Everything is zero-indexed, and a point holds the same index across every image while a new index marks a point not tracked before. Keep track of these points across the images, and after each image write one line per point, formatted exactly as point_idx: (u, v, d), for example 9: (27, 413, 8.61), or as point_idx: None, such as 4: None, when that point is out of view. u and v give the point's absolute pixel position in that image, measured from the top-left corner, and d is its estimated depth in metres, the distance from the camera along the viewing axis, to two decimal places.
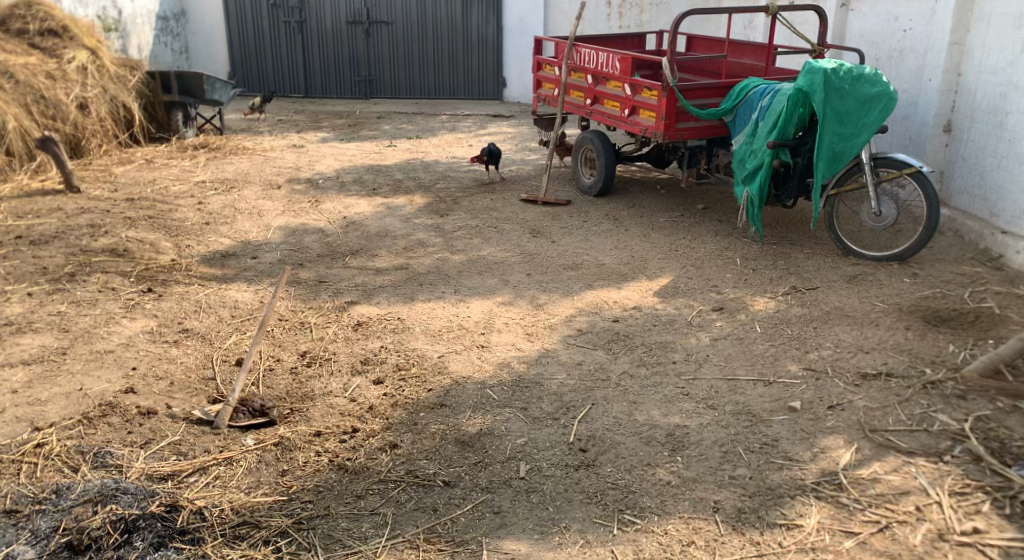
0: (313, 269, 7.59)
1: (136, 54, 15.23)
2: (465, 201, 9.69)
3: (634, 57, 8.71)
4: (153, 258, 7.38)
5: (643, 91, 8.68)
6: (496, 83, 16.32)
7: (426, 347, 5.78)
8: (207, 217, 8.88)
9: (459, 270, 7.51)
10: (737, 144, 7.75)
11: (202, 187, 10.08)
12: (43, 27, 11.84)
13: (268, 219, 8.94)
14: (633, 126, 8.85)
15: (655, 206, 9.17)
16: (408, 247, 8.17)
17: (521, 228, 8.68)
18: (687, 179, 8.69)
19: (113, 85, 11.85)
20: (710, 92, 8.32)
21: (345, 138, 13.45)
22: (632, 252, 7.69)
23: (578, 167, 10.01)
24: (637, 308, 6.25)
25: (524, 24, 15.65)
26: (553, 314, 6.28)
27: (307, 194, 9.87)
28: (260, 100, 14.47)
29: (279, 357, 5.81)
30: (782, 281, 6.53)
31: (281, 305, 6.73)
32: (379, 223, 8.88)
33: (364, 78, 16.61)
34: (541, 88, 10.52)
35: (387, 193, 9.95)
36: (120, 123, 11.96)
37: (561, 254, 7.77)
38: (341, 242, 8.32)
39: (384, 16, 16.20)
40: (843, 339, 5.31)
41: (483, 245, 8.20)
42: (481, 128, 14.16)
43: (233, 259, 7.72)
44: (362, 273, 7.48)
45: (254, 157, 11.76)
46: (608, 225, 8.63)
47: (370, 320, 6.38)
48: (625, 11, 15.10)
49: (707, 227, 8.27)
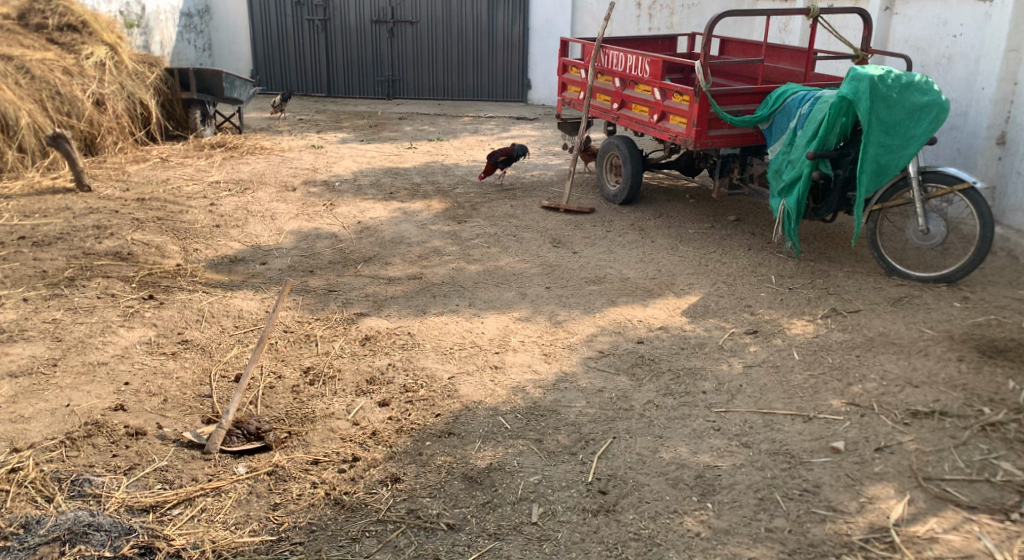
0: (323, 277, 7.26)
1: (159, 50, 15.00)
2: (485, 207, 9.32)
3: (664, 60, 8.31)
4: (157, 263, 7.05)
5: (673, 96, 8.27)
6: (520, 85, 15.98)
7: (437, 366, 5.43)
8: (218, 219, 8.57)
9: (476, 282, 7.14)
10: (773, 152, 7.36)
11: (216, 188, 9.78)
12: (61, 22, 11.61)
13: (280, 222, 8.62)
14: (662, 132, 8.46)
15: (683, 216, 8.77)
16: (423, 255, 7.82)
17: (542, 237, 8.31)
18: (718, 189, 8.27)
19: (130, 82, 11.58)
20: (746, 97, 7.92)
21: (365, 139, 13.14)
22: (659, 266, 7.30)
23: (603, 174, 9.61)
24: (663, 330, 5.85)
25: (551, 24, 15.29)
26: (574, 333, 5.89)
27: (322, 197, 9.55)
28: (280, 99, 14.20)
29: (280, 373, 5.48)
30: (819, 304, 6.11)
31: (287, 316, 6.40)
32: (395, 229, 8.53)
33: (387, 77, 16.31)
34: (565, 91, 10.13)
35: (404, 198, 9.60)
36: (137, 120, 11.66)
37: (584, 267, 7.38)
38: (355, 249, 7.98)
39: (409, 15, 15.89)
40: (890, 372, 4.90)
41: (502, 255, 7.83)
42: (504, 131, 13.81)
43: (241, 266, 7.39)
44: (374, 283, 7.13)
45: (271, 157, 11.46)
46: (634, 236, 8.25)
47: (379, 333, 6.04)
48: (656, 12, 14.69)
49: (738, 241, 7.87)
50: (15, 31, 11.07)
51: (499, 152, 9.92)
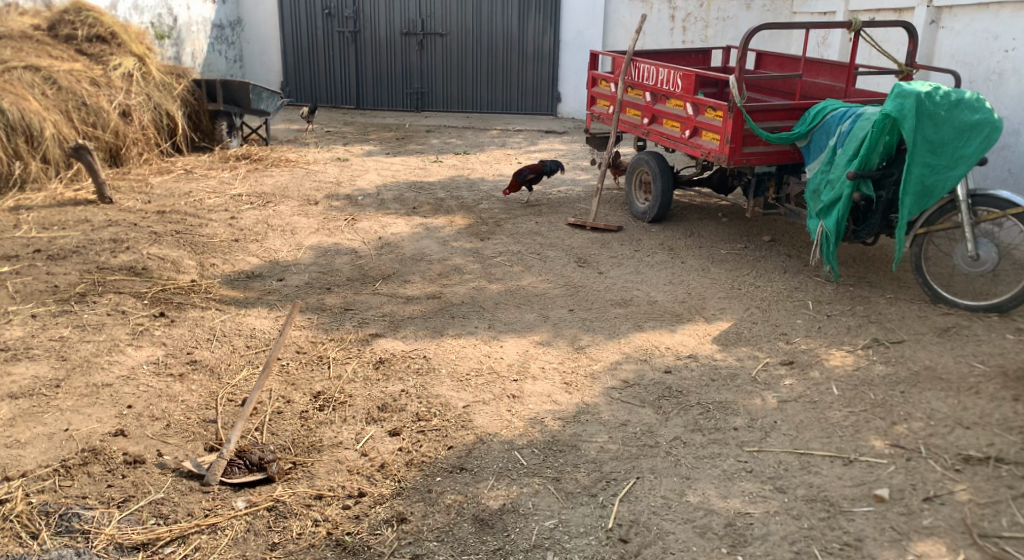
0: (339, 295, 7.06)
1: (190, 61, 14.96)
2: (510, 223, 9.07)
3: (697, 74, 8.03)
4: (172, 279, 6.85)
5: (706, 111, 7.97)
6: (550, 98, 15.76)
7: (451, 393, 5.18)
8: (237, 233, 8.40)
9: (499, 302, 6.88)
10: (812, 171, 7.14)
11: (237, 201, 9.61)
12: (90, 33, 11.34)
13: (300, 237, 8.43)
14: (694, 148, 8.16)
15: (715, 236, 8.47)
16: (444, 273, 7.58)
17: (568, 256, 8.03)
18: (752, 209, 7.95)
19: (158, 93, 11.40)
20: (781, 113, 7.59)
21: (391, 152, 12.97)
22: (690, 289, 7.01)
23: (632, 191, 9.32)
24: (693, 359, 5.56)
25: (583, 37, 15.11)
26: (597, 360, 5.62)
27: (344, 212, 9.36)
28: (308, 110, 14.07)
29: (288, 397, 5.25)
30: (860, 334, 5.82)
31: (299, 336, 6.18)
32: (416, 246, 8.30)
33: (416, 90, 16.15)
34: (595, 105, 9.86)
35: (427, 213, 9.38)
36: (163, 132, 11.48)
37: (611, 289, 7.10)
38: (375, 266, 7.76)
39: (439, 27, 15.72)
40: (938, 410, 4.59)
41: (527, 274, 7.56)
42: (532, 145, 13.59)
43: (257, 283, 7.18)
44: (391, 302, 6.89)
45: (295, 170, 11.31)
46: (663, 256, 7.95)
47: (392, 356, 5.79)
48: (689, 25, 14.40)
49: (773, 263, 7.56)
50: (45, 42, 10.78)
51: (528, 169, 9.67)
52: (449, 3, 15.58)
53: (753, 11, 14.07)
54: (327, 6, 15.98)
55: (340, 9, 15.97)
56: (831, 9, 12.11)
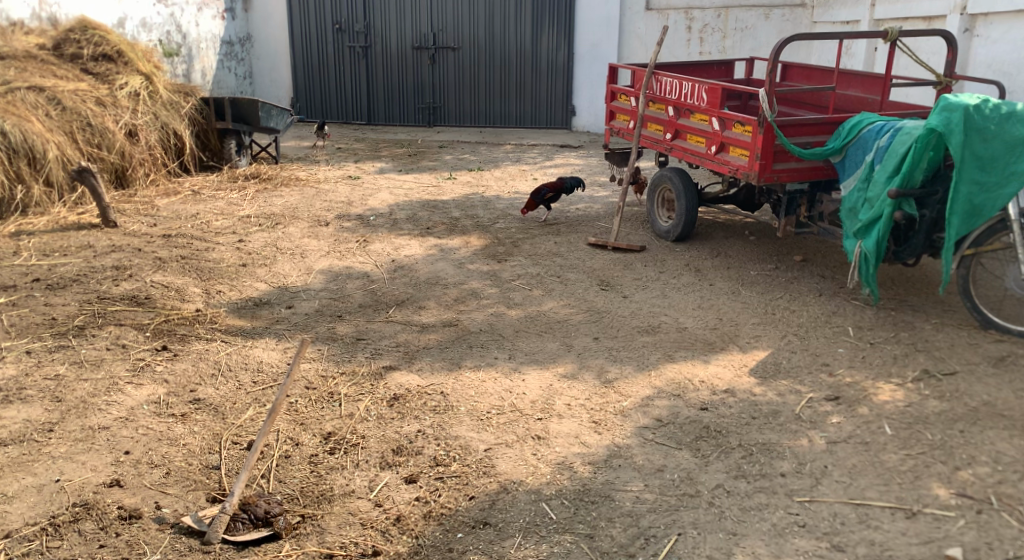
0: (351, 322, 6.73)
1: (200, 79, 14.74)
2: (527, 244, 8.73)
3: (724, 87, 7.69)
4: (175, 308, 6.52)
5: (733, 125, 7.64)
6: (565, 112, 15.45)
7: (471, 434, 4.84)
8: (245, 257, 8.07)
9: (520, 329, 6.55)
10: (848, 189, 6.87)
11: (246, 223, 9.31)
12: (97, 52, 11.01)
13: (310, 261, 8.11)
14: (721, 165, 7.81)
15: (743, 256, 8.15)
16: (460, 298, 7.24)
17: (590, 278, 7.70)
18: (783, 227, 7.60)
19: (165, 112, 11.10)
20: (815, 128, 7.33)
21: (404, 169, 12.67)
22: (722, 314, 6.70)
23: (654, 209, 8.96)
24: (730, 394, 5.24)
25: (597, 50, 14.82)
26: (627, 396, 5.27)
27: (356, 233, 9.06)
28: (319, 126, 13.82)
29: (297, 439, 4.92)
30: (908, 365, 5.56)
31: (309, 370, 5.85)
32: (430, 269, 7.97)
33: (429, 105, 15.87)
34: (614, 120, 9.52)
35: (441, 233, 9.06)
36: (170, 151, 11.21)
37: (637, 314, 6.75)
38: (388, 291, 7.43)
39: (451, 41, 15.43)
40: (1005, 453, 4.37)
41: (547, 298, 7.22)
42: (547, 160, 13.26)
43: (265, 310, 6.86)
44: (405, 331, 6.54)
45: (306, 190, 11.01)
46: (690, 279, 7.62)
47: (407, 392, 5.44)
48: (707, 36, 14.06)
49: (807, 285, 7.30)
50: (50, 62, 10.50)
51: (545, 187, 9.33)
52: (461, 16, 15.29)
53: (771, 20, 13.69)
54: (337, 21, 15.71)
55: (351, 23, 15.71)
56: (857, 18, 11.80)
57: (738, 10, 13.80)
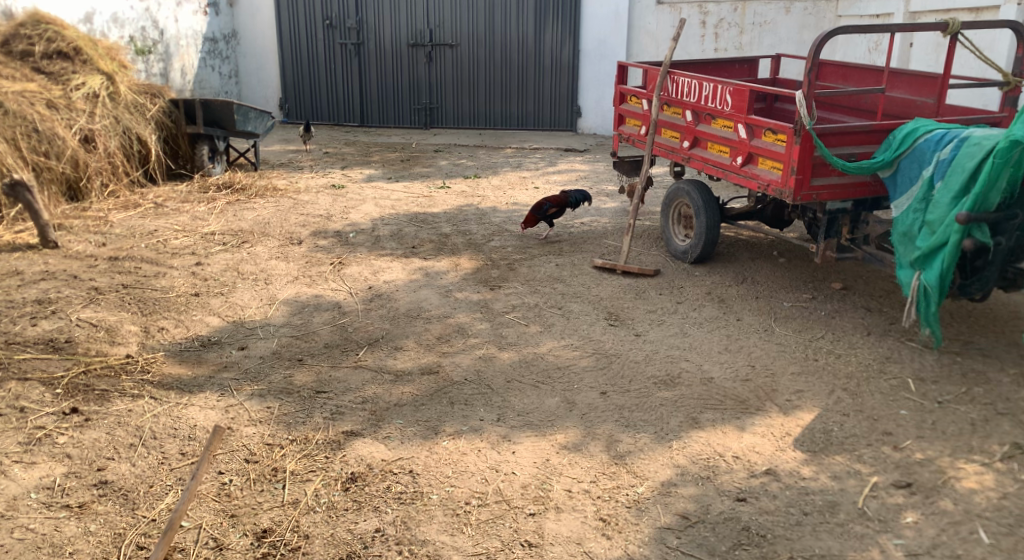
0: (312, 369, 5.68)
1: (179, 78, 13.66)
2: (525, 266, 7.67)
3: (752, 90, 6.63)
4: (100, 354, 5.44)
5: (764, 133, 6.58)
6: (570, 111, 14.38)
7: (444, 539, 3.86)
8: (198, 284, 7.01)
9: (514, 378, 5.49)
10: (900, 209, 5.89)
11: (208, 241, 8.26)
12: (50, 48, 9.83)
13: (275, 288, 7.06)
14: (749, 179, 6.74)
15: (772, 282, 7.10)
16: (444, 336, 6.17)
17: (596, 310, 6.63)
18: (823, 252, 6.43)
19: (127, 116, 10.02)
20: (861, 137, 6.27)
21: (393, 176, 11.61)
22: (754, 358, 5.64)
23: (669, 226, 7.90)
24: (772, 479, 4.21)
25: (605, 46, 13.75)
26: (643, 479, 4.24)
27: (331, 252, 8.00)
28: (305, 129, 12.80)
29: (222, 540, 3.91)
30: (992, 436, 4.54)
31: (252, 437, 4.79)
32: (413, 298, 6.91)
33: (425, 105, 14.80)
34: (624, 125, 8.44)
35: (428, 254, 7.99)
36: (134, 159, 10.12)
37: (653, 358, 5.68)
38: (360, 328, 6.35)
39: (449, 38, 14.33)
40: None
41: (546, 336, 6.15)
42: (551, 165, 12.20)
43: (212, 353, 5.82)
44: (375, 381, 5.46)
45: (281, 201, 9.95)
46: (714, 311, 6.55)
47: (368, 470, 4.38)
48: (722, 32, 13.04)
49: (851, 321, 6.28)
50: None
51: (547, 201, 8.28)
52: (460, 11, 14.19)
53: (792, 15, 12.60)
54: (327, 17, 14.63)
55: (342, 19, 14.61)
56: (887, 11, 10.89)
57: (757, 4, 12.77)
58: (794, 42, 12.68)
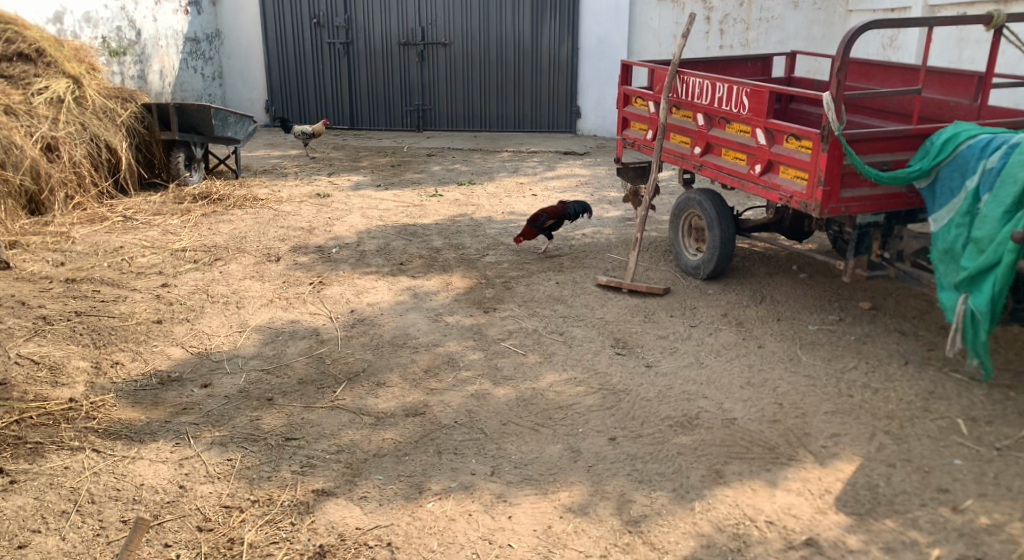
0: (282, 411, 5.03)
1: (158, 81, 13.00)
2: (522, 285, 7.03)
3: (771, 91, 6.00)
4: (39, 399, 4.90)
5: (785, 139, 5.95)
6: (568, 112, 13.74)
7: None
8: (161, 310, 6.36)
9: (511, 420, 4.85)
10: (940, 224, 5.27)
11: (178, 258, 7.63)
12: (10, 50, 9.15)
13: (247, 313, 6.41)
14: (770, 190, 6.11)
15: (794, 301, 6.47)
16: (433, 369, 5.52)
17: (601, 336, 5.99)
18: (852, 271, 5.86)
19: (95, 122, 9.35)
20: (894, 143, 5.64)
21: (382, 184, 10.95)
22: (781, 394, 5.01)
23: (678, 238, 7.26)
24: (814, 552, 3.64)
25: (604, 44, 13.12)
26: (662, 553, 3.67)
27: (311, 270, 7.35)
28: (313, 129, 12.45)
29: None
30: None
31: (209, 497, 4.17)
32: (398, 323, 6.25)
33: (417, 107, 14.14)
34: (628, 129, 7.80)
35: (416, 271, 7.34)
36: (102, 168, 9.47)
37: (667, 395, 5.04)
38: (338, 359, 5.70)
39: (441, 36, 13.68)
40: None
41: (546, 368, 5.51)
42: (548, 170, 11.56)
43: (170, 393, 5.18)
44: (352, 426, 4.82)
45: (261, 212, 9.30)
46: (732, 336, 5.92)
47: (338, 542, 3.82)
48: (727, 27, 12.33)
49: (885, 347, 5.65)
50: None
51: (544, 213, 7.65)
52: (453, 8, 13.54)
53: (801, 10, 12.09)
54: (315, 15, 13.98)
55: (330, 18, 13.95)
56: (904, 5, 10.25)
57: None
58: (801, 38, 12.18)
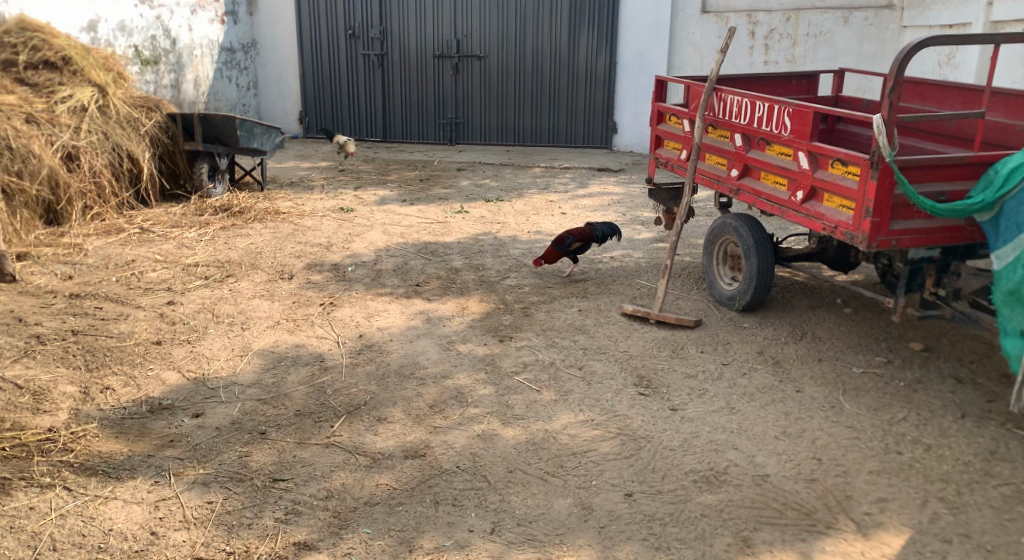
0: (274, 446, 4.66)
1: (192, 90, 12.83)
2: (542, 312, 6.61)
3: (815, 111, 5.53)
4: (16, 429, 4.59)
5: (829, 164, 5.48)
6: (604, 128, 13.33)
7: None
8: (160, 330, 6.03)
9: (518, 467, 4.43)
10: (1004, 261, 4.82)
11: (189, 274, 7.33)
12: (36, 57, 8.95)
13: (250, 336, 6.06)
14: (812, 218, 5.63)
15: (838, 339, 6.01)
16: (439, 404, 5.11)
17: (625, 372, 5.54)
18: (903, 310, 5.37)
19: (118, 131, 9.12)
20: (952, 171, 5.17)
21: (408, 198, 10.61)
22: (821, 449, 4.58)
23: (712, 266, 6.80)
24: None
25: (643, 58, 12.70)
26: None
27: (323, 290, 7.01)
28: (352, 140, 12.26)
29: None
30: None
31: (181, 547, 3.83)
32: (408, 351, 5.87)
33: (450, 120, 13.81)
34: (661, 147, 7.36)
35: (433, 294, 6.96)
36: (124, 179, 9.23)
37: (692, 445, 4.61)
38: (340, 390, 5.32)
39: (477, 49, 13.35)
40: None
41: (561, 407, 5.08)
42: (581, 187, 11.14)
43: (158, 423, 4.83)
44: (346, 467, 4.44)
45: (280, 226, 9.01)
46: (767, 377, 5.45)
47: None
48: (772, 43, 11.91)
49: (937, 396, 5.20)
50: None
51: (571, 234, 7.23)
52: (489, 20, 13.20)
53: (851, 25, 11.46)
54: (350, 26, 13.71)
55: (365, 29, 13.67)
56: (963, 20, 9.70)
57: (812, 13, 11.64)
58: (851, 54, 11.55)
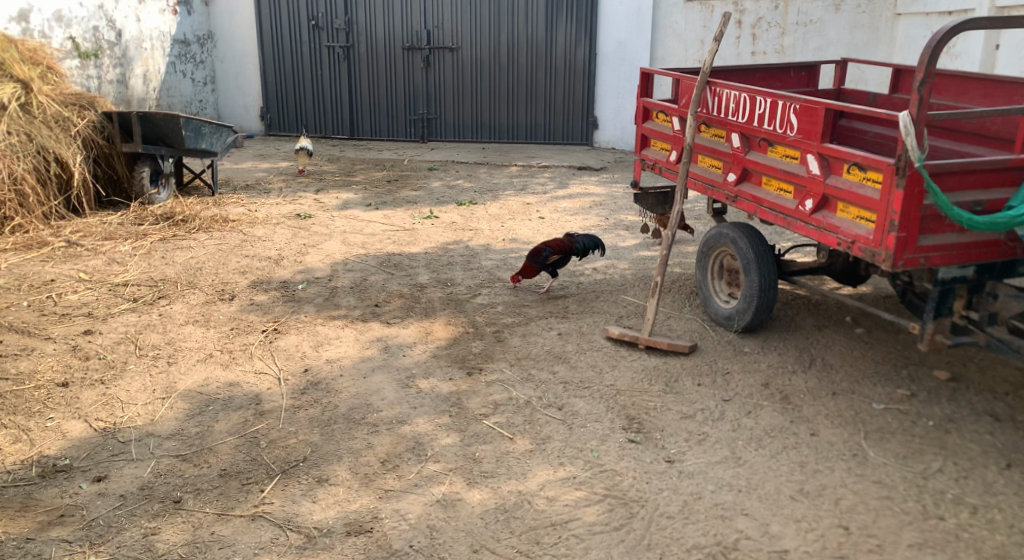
0: (188, 521, 3.84)
1: (141, 85, 11.91)
2: (517, 336, 5.82)
3: (828, 108, 4.77)
4: None
5: (845, 169, 4.71)
6: (585, 122, 12.55)
7: None
8: (68, 368, 5.18)
9: (485, 545, 3.67)
10: None
11: (115, 295, 6.48)
12: None
13: (177, 373, 5.22)
14: (824, 231, 4.87)
15: (853, 366, 5.25)
16: (393, 459, 4.31)
17: (611, 412, 4.76)
18: (932, 339, 4.56)
19: (44, 132, 8.22)
20: (988, 176, 4.42)
21: (374, 202, 9.77)
22: (846, 513, 3.83)
23: (708, 281, 6.02)
24: None
25: (625, 49, 11.91)
26: None
27: (267, 313, 6.18)
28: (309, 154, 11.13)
29: None
30: None
31: None
32: (360, 389, 5.06)
33: (420, 116, 12.95)
34: (648, 147, 6.57)
35: (393, 316, 6.16)
36: (52, 186, 8.33)
37: (694, 512, 3.85)
38: (275, 442, 4.49)
39: (449, 40, 12.51)
40: None
41: (537, 460, 4.29)
42: (560, 187, 10.36)
43: (49, 492, 4.02)
44: (272, 552, 3.65)
45: (226, 236, 8.16)
46: (776, 417, 4.68)
47: None
48: (760, 32, 11.14)
49: (974, 438, 4.46)
50: None
51: (547, 246, 6.44)
52: (462, 8, 12.36)
53: (843, 13, 10.66)
54: (313, 17, 12.83)
55: (329, 19, 12.78)
56: (965, 6, 8.97)
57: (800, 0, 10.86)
58: (843, 45, 10.73)
